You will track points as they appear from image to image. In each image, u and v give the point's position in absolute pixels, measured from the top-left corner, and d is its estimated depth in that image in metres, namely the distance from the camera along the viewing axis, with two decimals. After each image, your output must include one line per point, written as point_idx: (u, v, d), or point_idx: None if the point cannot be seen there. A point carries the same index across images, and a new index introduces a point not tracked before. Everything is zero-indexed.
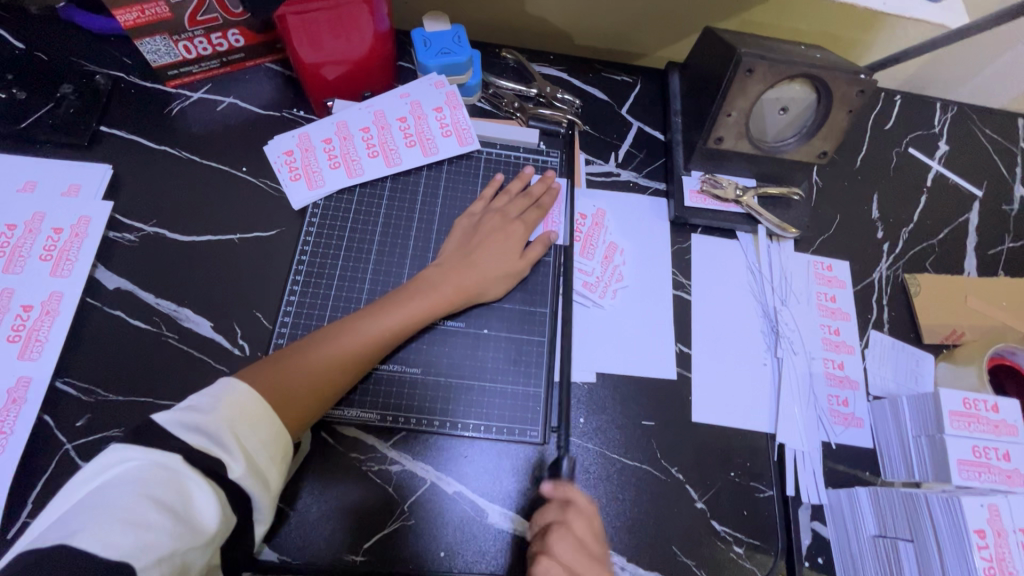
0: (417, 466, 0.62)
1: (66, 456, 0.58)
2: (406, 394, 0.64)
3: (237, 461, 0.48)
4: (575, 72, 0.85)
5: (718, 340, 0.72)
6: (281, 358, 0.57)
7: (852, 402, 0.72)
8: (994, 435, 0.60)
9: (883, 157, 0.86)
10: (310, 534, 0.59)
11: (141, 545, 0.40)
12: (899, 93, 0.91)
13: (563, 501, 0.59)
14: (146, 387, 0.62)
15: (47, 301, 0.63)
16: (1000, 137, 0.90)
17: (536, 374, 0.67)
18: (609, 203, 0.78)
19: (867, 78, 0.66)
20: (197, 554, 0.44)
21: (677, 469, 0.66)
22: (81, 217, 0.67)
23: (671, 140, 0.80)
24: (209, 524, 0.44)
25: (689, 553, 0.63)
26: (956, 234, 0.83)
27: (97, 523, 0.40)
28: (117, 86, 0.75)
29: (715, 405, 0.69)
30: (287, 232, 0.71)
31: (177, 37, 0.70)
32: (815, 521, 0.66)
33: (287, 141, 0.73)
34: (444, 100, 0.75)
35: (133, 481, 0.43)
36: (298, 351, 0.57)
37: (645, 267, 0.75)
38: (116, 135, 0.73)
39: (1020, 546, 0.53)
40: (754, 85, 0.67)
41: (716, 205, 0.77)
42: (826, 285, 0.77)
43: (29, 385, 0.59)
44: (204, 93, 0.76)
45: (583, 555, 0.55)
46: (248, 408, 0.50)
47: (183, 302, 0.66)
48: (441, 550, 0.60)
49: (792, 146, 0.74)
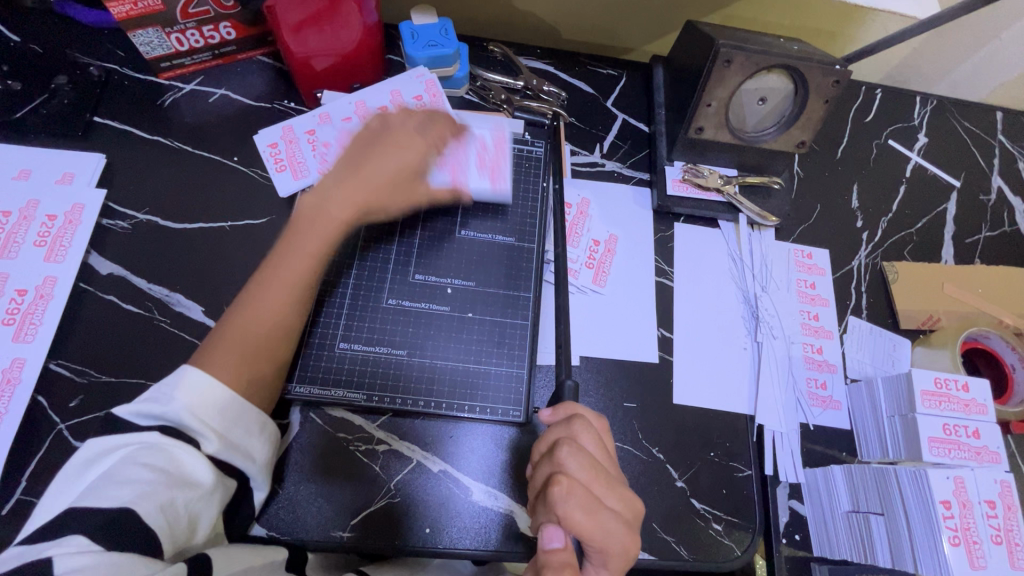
0: (404, 446, 0.64)
1: (60, 436, 0.59)
2: (391, 376, 0.66)
3: (209, 439, 0.48)
4: (561, 65, 0.87)
5: (700, 325, 0.74)
6: (219, 329, 0.55)
7: (830, 385, 0.73)
8: (964, 413, 0.62)
9: (863, 149, 0.88)
10: (299, 511, 0.60)
11: (138, 493, 0.43)
12: (880, 87, 0.93)
13: (568, 419, 0.55)
14: (139, 369, 0.63)
15: (41, 286, 0.64)
16: (978, 130, 0.92)
17: (520, 357, 0.69)
18: (593, 192, 0.79)
19: (842, 69, 0.67)
20: (201, 506, 0.47)
21: (658, 449, 0.67)
22: (74, 204, 0.68)
23: (655, 131, 0.82)
24: (203, 478, 0.47)
25: (669, 530, 0.64)
26: (934, 223, 0.85)
27: (99, 486, 0.43)
28: (111, 78, 0.76)
29: (696, 388, 0.71)
30: (277, 220, 0.72)
31: (169, 30, 0.72)
32: (793, 500, 0.68)
33: (273, 133, 0.75)
34: (425, 88, 0.77)
35: (122, 451, 0.46)
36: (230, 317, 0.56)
37: (628, 254, 0.77)
38: (110, 125, 0.74)
39: (985, 517, 0.55)
40: (732, 76, 0.69)
41: (698, 194, 0.79)
42: (806, 272, 0.79)
43: (24, 366, 0.61)
44: (196, 85, 0.78)
45: (598, 470, 0.51)
46: (205, 395, 0.49)
47: (175, 288, 0.67)
48: (427, 527, 0.61)
49: (771, 136, 0.76)
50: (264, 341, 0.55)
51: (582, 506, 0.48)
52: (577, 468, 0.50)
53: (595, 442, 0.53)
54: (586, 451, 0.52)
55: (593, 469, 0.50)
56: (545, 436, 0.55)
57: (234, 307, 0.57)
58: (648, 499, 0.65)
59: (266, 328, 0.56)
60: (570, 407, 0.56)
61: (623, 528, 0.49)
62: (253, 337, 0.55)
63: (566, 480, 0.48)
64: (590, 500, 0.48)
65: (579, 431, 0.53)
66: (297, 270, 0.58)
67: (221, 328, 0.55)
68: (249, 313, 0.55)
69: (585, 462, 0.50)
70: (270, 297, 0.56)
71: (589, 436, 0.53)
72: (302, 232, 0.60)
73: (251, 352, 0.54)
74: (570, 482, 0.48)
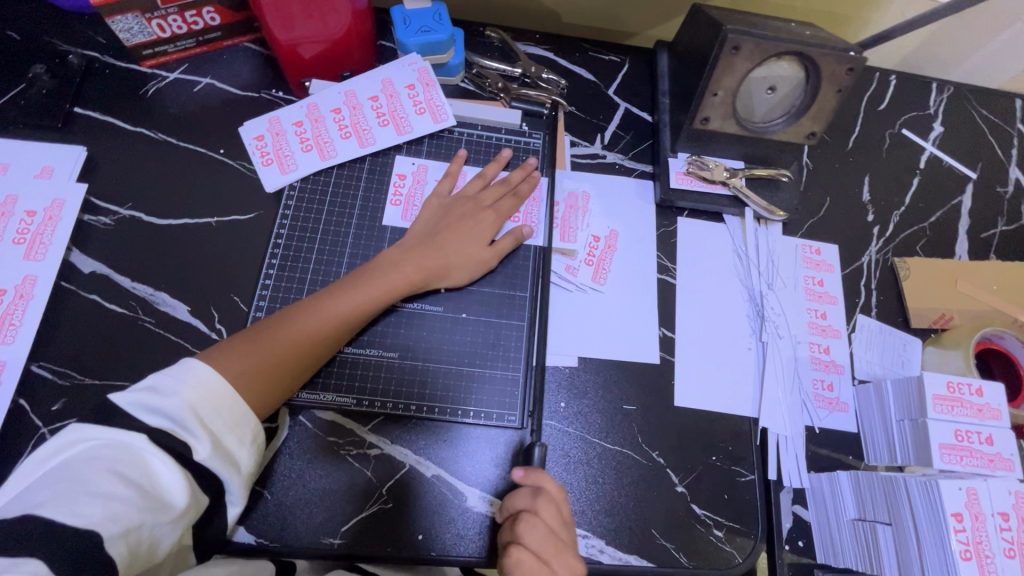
0: (396, 450, 0.62)
1: (41, 440, 0.58)
2: (384, 379, 0.64)
3: (202, 443, 0.47)
4: (561, 51, 0.84)
5: (703, 325, 0.72)
6: (258, 330, 0.57)
7: (837, 386, 0.71)
8: (977, 419, 0.59)
9: (875, 139, 0.85)
10: (288, 517, 0.59)
11: (108, 515, 0.41)
12: (895, 74, 0.89)
13: (534, 487, 0.54)
14: (123, 370, 0.61)
15: (21, 285, 0.62)
16: (996, 118, 0.89)
17: (516, 358, 0.67)
18: (593, 185, 0.76)
19: (856, 56, 0.64)
20: (167, 530, 0.44)
21: (658, 453, 0.65)
22: (54, 200, 0.66)
23: (658, 121, 0.79)
24: (178, 500, 0.45)
25: (669, 537, 0.62)
26: (948, 217, 0.82)
27: (64, 495, 0.41)
28: (91, 67, 0.73)
29: (698, 390, 0.68)
30: (264, 215, 0.70)
31: (149, 15, 0.68)
32: (797, 505, 0.67)
33: (259, 125, 0.72)
34: (417, 77, 0.74)
35: (100, 457, 0.44)
36: (272, 324, 0.58)
37: (629, 250, 0.74)
38: (91, 116, 0.71)
39: (998, 529, 0.53)
40: (741, 64, 0.66)
41: (703, 187, 0.76)
42: (814, 269, 0.76)
43: (3, 369, 0.59)
44: (180, 73, 0.75)
45: (552, 543, 0.51)
46: (212, 391, 0.49)
47: (159, 286, 0.65)
48: (419, 534, 0.60)
49: (780, 127, 0.73)
50: (295, 356, 0.57)
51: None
52: (529, 539, 0.51)
53: (553, 511, 0.53)
54: (543, 522, 0.52)
55: (546, 542, 0.51)
56: (513, 497, 0.55)
57: (277, 318, 0.58)
58: (647, 505, 0.63)
59: (303, 344, 0.57)
60: (540, 475, 0.55)
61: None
62: (284, 350, 0.56)
63: (516, 553, 0.51)
64: (536, 571, 0.50)
65: (541, 501, 0.53)
66: (345, 311, 0.60)
67: (257, 331, 0.57)
68: (290, 327, 0.57)
69: (540, 534, 0.51)
70: (312, 322, 0.58)
71: (551, 509, 0.53)
72: (358, 282, 0.62)
73: (280, 364, 0.55)
74: (518, 554, 0.50)
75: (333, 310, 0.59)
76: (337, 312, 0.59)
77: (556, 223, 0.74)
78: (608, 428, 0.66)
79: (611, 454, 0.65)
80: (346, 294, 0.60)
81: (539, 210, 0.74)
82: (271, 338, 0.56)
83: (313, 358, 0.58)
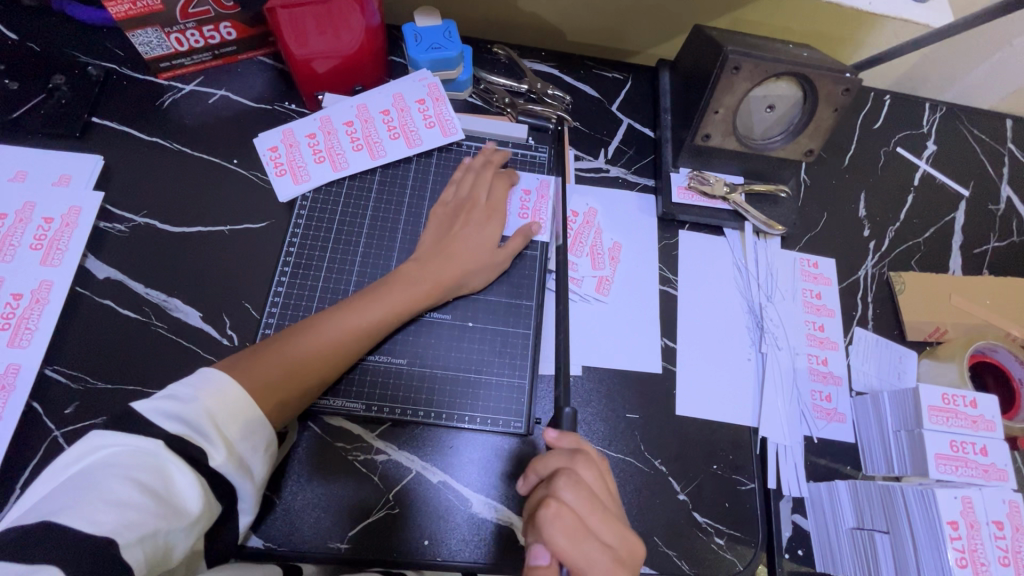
0: (403, 456, 0.63)
1: (54, 443, 0.59)
2: (392, 385, 0.65)
3: (217, 449, 0.48)
4: (567, 68, 0.86)
5: (705, 335, 0.73)
6: (276, 340, 0.58)
7: (835, 397, 0.72)
8: (972, 430, 0.61)
9: (871, 156, 0.87)
10: (296, 522, 0.60)
11: (125, 522, 0.42)
12: (889, 94, 0.92)
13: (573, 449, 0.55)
14: (135, 374, 0.62)
15: (37, 290, 0.63)
16: (988, 137, 0.91)
17: (521, 367, 0.68)
18: (599, 199, 0.78)
19: (852, 78, 0.66)
20: (181, 536, 0.45)
21: (660, 461, 0.67)
22: (71, 207, 0.67)
23: (661, 137, 0.81)
24: (192, 506, 0.46)
25: (670, 544, 0.63)
26: (942, 233, 0.84)
27: (83, 503, 0.41)
28: (109, 78, 0.75)
29: (700, 400, 0.70)
30: (276, 225, 0.71)
31: (168, 29, 0.71)
32: (796, 514, 0.68)
33: (272, 137, 0.74)
34: (427, 92, 0.76)
35: (118, 464, 0.45)
36: (289, 335, 0.59)
37: (633, 263, 0.76)
38: (108, 126, 0.73)
39: (992, 537, 0.54)
40: (741, 83, 0.68)
41: (704, 201, 0.78)
42: (812, 282, 0.78)
43: (19, 372, 0.60)
44: (195, 86, 0.77)
45: (593, 504, 0.51)
46: (229, 397, 0.51)
47: (172, 293, 0.67)
48: (425, 539, 0.60)
49: (778, 145, 0.75)
50: (311, 366, 0.58)
51: (567, 534, 0.49)
52: (572, 498, 0.51)
53: (594, 475, 0.53)
54: (584, 483, 0.52)
55: (588, 502, 0.51)
56: (545, 458, 0.55)
57: (294, 327, 0.60)
58: (649, 512, 0.64)
59: (319, 352, 0.59)
60: (576, 439, 0.56)
61: (607, 562, 0.49)
62: (301, 358, 0.58)
63: (557, 505, 0.50)
64: (578, 530, 0.50)
65: (582, 463, 0.53)
66: (360, 320, 0.61)
67: (276, 340, 0.58)
68: (305, 335, 0.59)
69: (583, 494, 0.51)
70: (327, 331, 0.60)
71: (591, 471, 0.53)
72: (373, 293, 0.63)
73: (296, 372, 0.57)
74: (559, 508, 0.50)
75: (349, 319, 0.61)
76: (353, 321, 0.61)
77: (586, 249, 0.75)
78: (611, 436, 0.67)
79: (614, 462, 0.66)
80: (364, 304, 0.62)
81: (546, 207, 0.76)
82: (287, 346, 0.58)
83: (327, 365, 0.59)
